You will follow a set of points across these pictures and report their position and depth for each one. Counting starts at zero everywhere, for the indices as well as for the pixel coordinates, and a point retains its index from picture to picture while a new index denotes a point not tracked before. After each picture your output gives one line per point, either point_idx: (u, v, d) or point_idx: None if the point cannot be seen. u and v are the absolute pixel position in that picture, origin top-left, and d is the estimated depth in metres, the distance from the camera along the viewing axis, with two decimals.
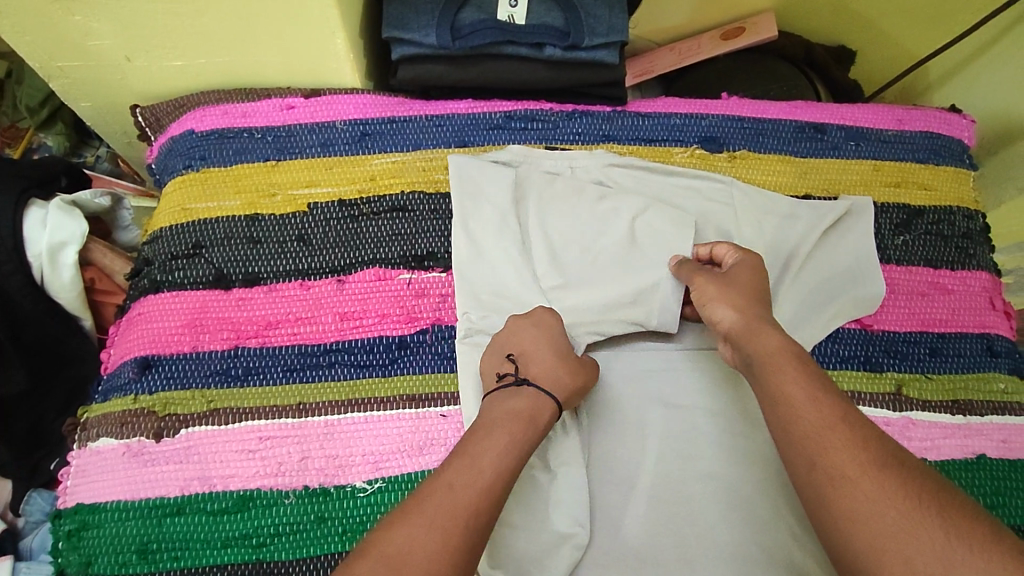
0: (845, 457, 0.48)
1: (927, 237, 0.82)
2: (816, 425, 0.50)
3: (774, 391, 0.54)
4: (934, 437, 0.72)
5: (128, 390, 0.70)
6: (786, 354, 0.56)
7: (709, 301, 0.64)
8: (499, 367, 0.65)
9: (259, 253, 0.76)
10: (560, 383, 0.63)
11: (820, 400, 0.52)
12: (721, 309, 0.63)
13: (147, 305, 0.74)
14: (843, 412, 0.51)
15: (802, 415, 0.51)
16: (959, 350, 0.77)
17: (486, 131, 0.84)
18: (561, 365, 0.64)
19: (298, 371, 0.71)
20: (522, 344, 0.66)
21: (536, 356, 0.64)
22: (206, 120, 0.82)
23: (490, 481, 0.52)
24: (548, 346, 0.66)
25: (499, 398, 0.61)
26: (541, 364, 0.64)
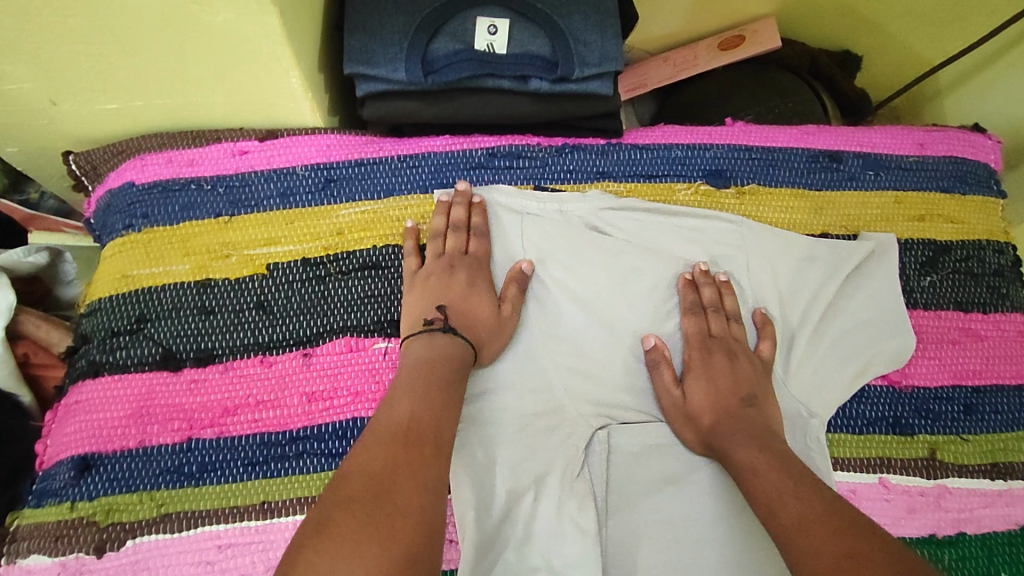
0: (816, 559, 0.47)
1: (956, 277, 0.75)
2: (792, 526, 0.51)
3: (758, 500, 0.55)
4: (974, 508, 0.66)
5: (64, 496, 0.61)
6: (764, 464, 0.57)
7: (681, 426, 0.65)
8: (425, 313, 0.64)
9: (213, 325, 0.67)
10: (482, 338, 0.64)
11: (793, 496, 0.53)
12: (695, 430, 0.64)
13: (85, 391, 0.65)
14: (823, 513, 0.51)
15: (779, 518, 0.52)
16: (996, 405, 0.70)
17: (468, 172, 0.75)
18: (487, 324, 0.65)
19: (261, 465, 0.62)
20: (451, 294, 0.66)
21: (466, 311, 0.65)
22: (148, 170, 0.72)
23: (441, 402, 0.56)
24: (482, 306, 0.66)
25: (420, 340, 0.62)
26: (470, 317, 0.65)
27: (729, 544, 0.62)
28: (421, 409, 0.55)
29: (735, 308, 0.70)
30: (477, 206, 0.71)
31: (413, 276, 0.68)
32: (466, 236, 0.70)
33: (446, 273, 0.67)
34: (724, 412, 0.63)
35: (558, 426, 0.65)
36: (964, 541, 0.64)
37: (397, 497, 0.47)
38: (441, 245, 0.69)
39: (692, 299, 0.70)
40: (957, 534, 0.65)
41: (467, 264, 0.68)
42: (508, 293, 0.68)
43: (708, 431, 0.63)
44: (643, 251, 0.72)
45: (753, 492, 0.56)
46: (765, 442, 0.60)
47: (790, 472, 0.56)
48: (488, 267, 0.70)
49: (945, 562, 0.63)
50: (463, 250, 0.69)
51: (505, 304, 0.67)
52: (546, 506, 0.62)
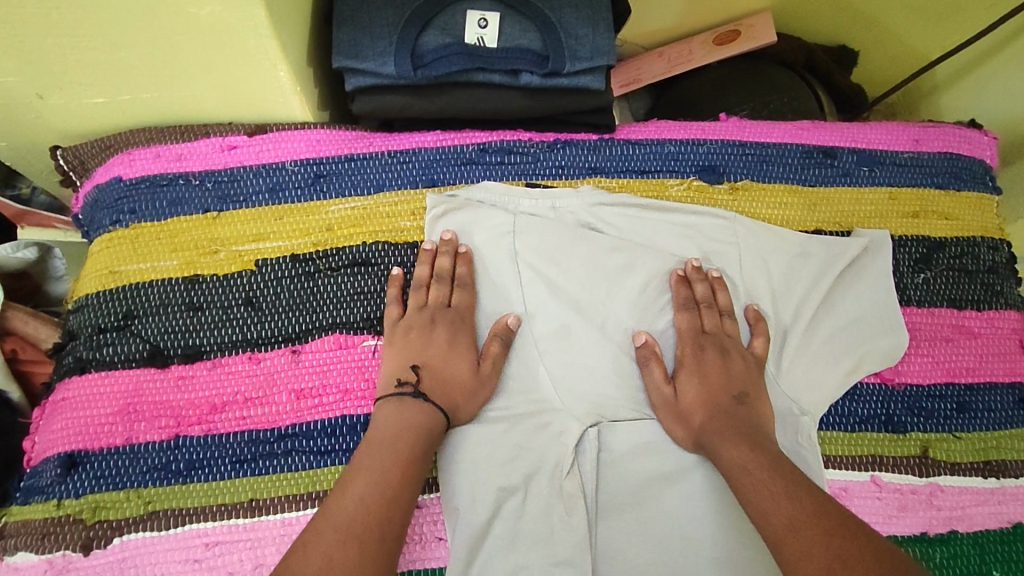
0: (808, 562, 0.47)
1: (949, 274, 0.74)
2: (782, 530, 0.50)
3: (748, 500, 0.55)
4: (966, 505, 0.66)
5: (50, 493, 0.61)
6: (755, 464, 0.57)
7: (673, 425, 0.64)
8: (402, 372, 0.63)
9: (201, 321, 0.66)
10: (458, 401, 0.63)
11: (783, 498, 0.53)
12: (686, 429, 0.64)
13: (72, 388, 0.64)
14: (814, 514, 0.50)
15: (769, 522, 0.52)
16: (989, 403, 0.70)
17: (459, 167, 0.74)
18: (464, 384, 0.64)
19: (249, 462, 0.62)
20: (429, 352, 0.64)
21: (444, 371, 0.64)
22: (136, 165, 0.72)
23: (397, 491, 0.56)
24: (459, 366, 0.64)
25: (389, 408, 0.61)
26: (447, 379, 0.64)
27: (720, 543, 0.61)
28: (372, 499, 0.54)
29: (728, 303, 0.70)
30: (461, 255, 0.69)
31: (392, 327, 0.66)
32: (449, 287, 0.68)
33: (426, 327, 0.65)
34: (713, 409, 0.63)
35: (548, 425, 0.65)
36: (956, 539, 0.64)
37: None
38: (423, 296, 0.67)
39: (685, 295, 0.70)
40: (949, 531, 0.64)
41: (448, 318, 0.67)
42: (490, 349, 0.66)
43: (699, 430, 0.63)
44: (635, 247, 0.72)
45: (744, 490, 0.56)
46: (756, 441, 0.59)
47: (780, 472, 0.55)
48: (472, 322, 0.68)
49: (937, 559, 0.63)
50: (444, 303, 0.68)
51: (485, 361, 0.65)
52: (536, 505, 0.62)
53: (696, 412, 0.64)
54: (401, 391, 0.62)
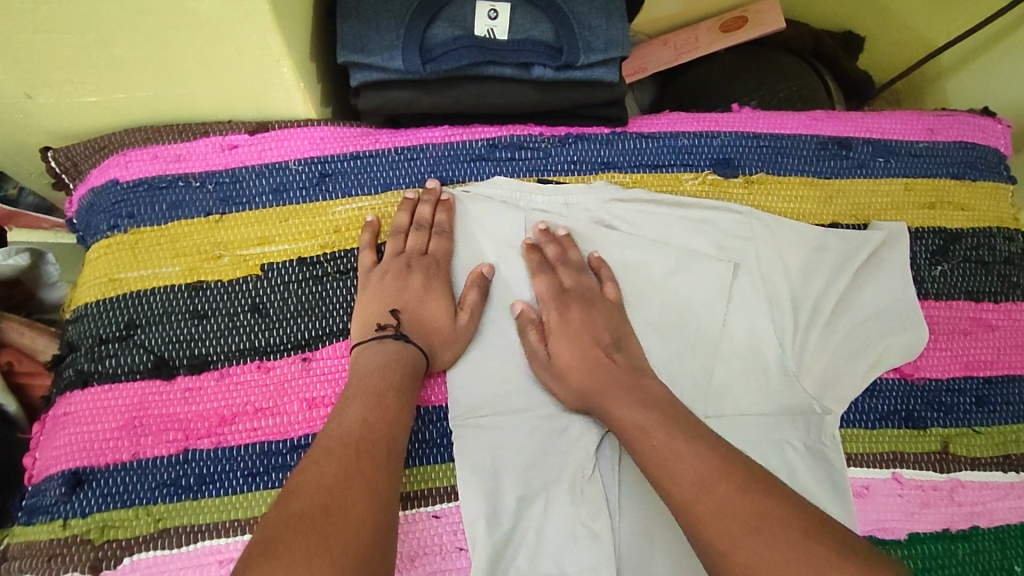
0: (723, 519, 0.49)
1: (967, 266, 0.73)
2: (690, 490, 0.51)
3: (645, 456, 0.55)
4: (987, 500, 0.65)
5: (55, 513, 0.58)
6: (649, 422, 0.56)
7: (557, 382, 0.63)
8: (379, 317, 0.63)
9: (207, 329, 0.64)
10: (434, 347, 0.63)
11: (690, 456, 0.53)
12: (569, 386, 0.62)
13: (74, 403, 0.62)
14: (719, 467, 0.51)
15: (673, 479, 0.52)
16: (1007, 396, 0.69)
17: (468, 164, 0.72)
18: (441, 333, 0.64)
19: (261, 475, 0.60)
20: (405, 296, 0.64)
21: (422, 316, 0.64)
22: (132, 167, 0.69)
23: (397, 416, 0.57)
24: (436, 308, 0.64)
25: (372, 345, 0.61)
26: (425, 324, 0.63)
27: None
28: (372, 417, 0.56)
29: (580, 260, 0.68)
30: (442, 203, 0.69)
31: (368, 273, 0.66)
32: (427, 234, 0.68)
33: (402, 273, 0.65)
34: (593, 362, 0.62)
35: (566, 427, 0.63)
36: (977, 534, 0.64)
37: (348, 514, 0.48)
38: (400, 243, 0.67)
39: (538, 258, 0.68)
40: (971, 527, 0.64)
41: (425, 265, 0.66)
42: (468, 298, 0.65)
43: (590, 392, 0.61)
44: (649, 243, 0.70)
45: (646, 450, 0.55)
46: (643, 396, 0.59)
47: (675, 427, 0.55)
48: (447, 268, 0.68)
49: (959, 555, 0.63)
50: (422, 250, 0.67)
51: (464, 311, 0.65)
52: (556, 509, 0.60)
53: (580, 372, 0.62)
54: (381, 333, 0.62)
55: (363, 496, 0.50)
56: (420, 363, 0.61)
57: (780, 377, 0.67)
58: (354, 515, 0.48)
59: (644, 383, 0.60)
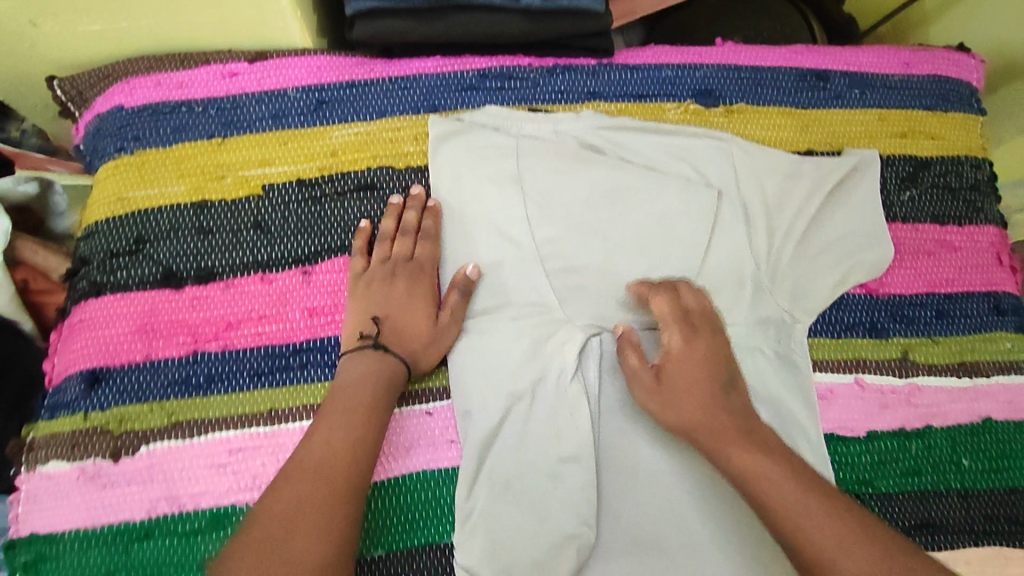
0: None
1: (934, 191, 0.77)
2: (822, 543, 0.50)
3: (770, 511, 0.52)
4: (940, 403, 0.71)
5: (76, 407, 0.63)
6: (770, 472, 0.54)
7: (662, 410, 0.60)
8: (362, 325, 0.64)
9: (213, 243, 0.68)
10: (416, 351, 0.64)
11: (823, 515, 0.51)
12: (677, 422, 0.59)
13: (89, 310, 0.66)
14: (854, 527, 0.50)
15: (805, 532, 0.50)
16: (966, 310, 0.74)
17: (459, 93, 0.75)
18: (423, 337, 0.65)
19: (266, 376, 0.65)
20: (391, 303, 0.65)
21: (403, 324, 0.65)
22: (136, 94, 0.72)
23: (363, 434, 0.57)
24: (418, 315, 0.65)
25: (349, 359, 0.62)
26: (407, 332, 0.64)
27: None
28: (336, 439, 0.56)
29: (581, 188, 0.72)
30: (427, 210, 0.70)
31: (357, 278, 0.67)
32: (412, 240, 0.69)
33: (386, 280, 0.66)
34: (711, 405, 0.58)
35: (554, 335, 0.67)
36: (930, 432, 0.70)
37: (296, 544, 0.49)
38: (387, 249, 0.68)
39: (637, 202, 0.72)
40: (924, 425, 0.70)
41: (409, 271, 0.67)
42: (449, 299, 0.67)
43: (696, 430, 0.58)
44: (637, 169, 0.73)
45: (767, 500, 0.53)
46: (758, 443, 0.56)
47: (806, 482, 0.53)
48: (433, 271, 0.69)
49: (912, 450, 0.69)
50: (407, 257, 0.68)
51: (443, 311, 0.66)
52: (541, 406, 0.65)
53: (697, 418, 0.58)
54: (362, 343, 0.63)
55: (315, 522, 0.50)
56: (397, 376, 0.62)
57: (752, 291, 0.71)
58: (297, 545, 0.49)
59: (758, 427, 0.58)
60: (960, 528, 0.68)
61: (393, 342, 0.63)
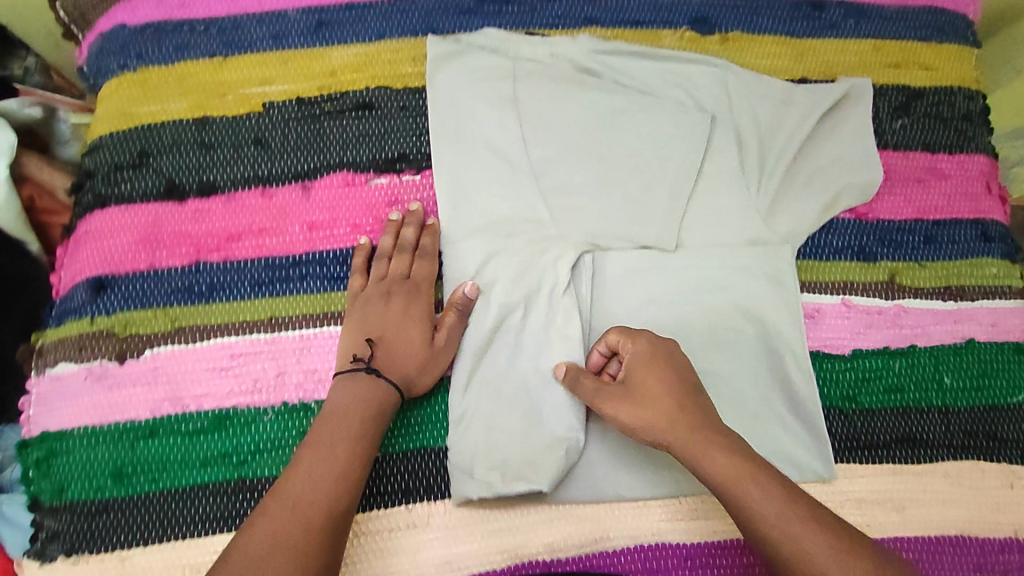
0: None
1: (926, 121, 0.78)
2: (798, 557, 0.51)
3: (766, 525, 0.53)
4: (925, 324, 0.72)
5: (83, 312, 0.65)
6: (744, 471, 0.56)
7: (630, 419, 0.60)
8: (356, 348, 0.64)
9: (214, 158, 0.69)
10: (411, 375, 0.63)
11: (797, 521, 0.53)
12: (649, 438, 0.60)
13: (94, 221, 0.67)
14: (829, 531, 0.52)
15: (781, 539, 0.52)
16: (954, 236, 0.75)
17: (457, 17, 0.76)
18: (418, 360, 0.63)
19: (266, 286, 0.66)
20: (386, 324, 0.64)
21: (396, 347, 0.64)
22: (138, 13, 0.73)
23: (346, 465, 0.56)
24: (413, 336, 0.64)
25: (341, 381, 0.62)
26: (401, 355, 0.63)
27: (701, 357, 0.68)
28: (318, 475, 0.55)
29: (577, 112, 0.73)
30: (426, 227, 0.68)
31: (354, 297, 0.66)
32: (409, 257, 0.67)
33: (381, 300, 0.65)
34: (684, 409, 0.59)
35: (548, 252, 0.68)
36: (914, 352, 0.71)
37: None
38: (383, 267, 0.67)
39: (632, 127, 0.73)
40: (909, 346, 0.72)
41: (405, 290, 0.66)
42: (446, 319, 0.65)
43: (673, 443, 0.58)
44: (632, 94, 0.74)
45: (751, 509, 0.54)
46: (730, 438, 0.58)
47: (799, 499, 0.54)
48: (431, 291, 0.67)
49: (895, 369, 0.71)
50: (403, 275, 0.67)
51: (441, 331, 0.65)
52: (534, 319, 0.67)
53: (665, 428, 0.59)
54: (356, 367, 0.62)
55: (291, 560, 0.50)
56: (390, 402, 0.61)
57: (743, 213, 0.72)
58: None
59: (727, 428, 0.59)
60: (940, 443, 0.70)
61: (387, 366, 0.62)
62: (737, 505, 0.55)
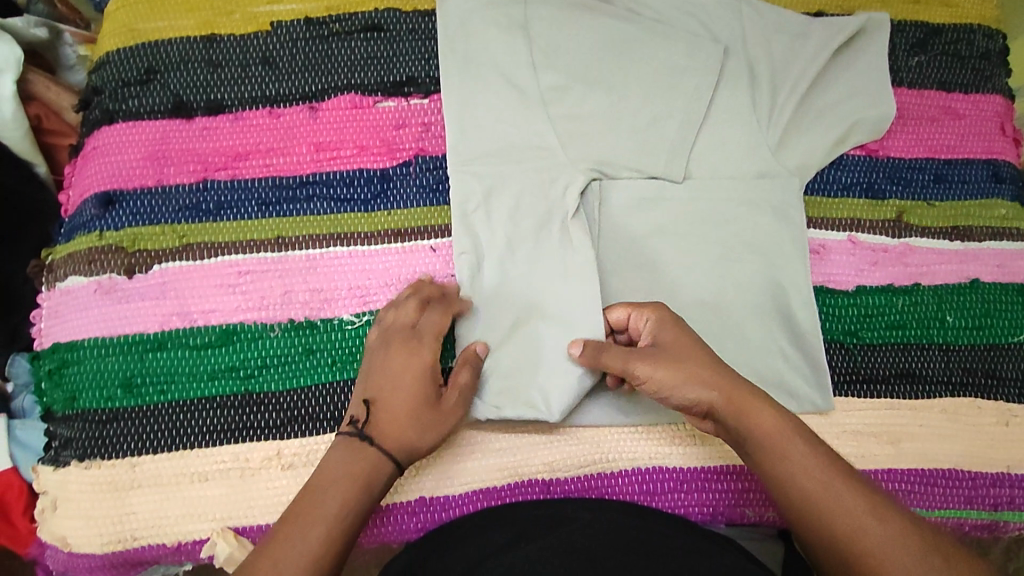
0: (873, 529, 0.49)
1: (942, 59, 0.77)
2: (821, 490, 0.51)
3: (792, 473, 0.52)
4: (930, 263, 0.72)
5: (92, 227, 0.66)
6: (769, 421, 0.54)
7: (672, 385, 0.56)
8: (355, 408, 0.59)
9: (222, 77, 0.69)
10: (410, 440, 0.57)
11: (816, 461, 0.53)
12: (688, 396, 0.56)
13: (102, 138, 0.68)
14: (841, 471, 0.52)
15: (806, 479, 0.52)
16: (964, 177, 0.75)
17: None
18: (421, 422, 0.58)
19: (274, 206, 0.67)
20: (387, 381, 0.59)
21: (395, 407, 0.58)
22: None
23: (324, 545, 0.51)
24: (416, 395, 0.58)
25: (335, 446, 0.57)
26: (401, 416, 0.57)
27: (706, 289, 0.68)
28: (290, 555, 0.50)
29: (589, 39, 0.72)
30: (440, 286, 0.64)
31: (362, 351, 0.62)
32: (418, 305, 0.62)
33: (383, 353, 0.60)
34: (716, 369, 0.56)
35: (557, 179, 0.68)
36: (918, 291, 0.72)
37: None
38: (390, 317, 0.62)
39: (644, 57, 0.72)
40: (913, 284, 0.72)
41: (408, 341, 0.60)
42: (458, 378, 0.61)
43: (716, 403, 0.56)
44: (645, 23, 0.73)
45: (786, 462, 0.53)
46: (757, 391, 0.56)
47: (819, 447, 0.53)
48: (436, 342, 0.61)
49: (898, 307, 0.71)
50: (409, 325, 0.61)
51: (449, 392, 0.60)
52: (542, 245, 0.67)
53: (705, 388, 0.56)
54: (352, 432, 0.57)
55: None
56: (383, 473, 0.56)
57: (754, 145, 0.71)
58: None
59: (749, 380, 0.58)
60: (940, 380, 0.70)
61: (386, 431, 0.57)
62: (768, 457, 0.54)
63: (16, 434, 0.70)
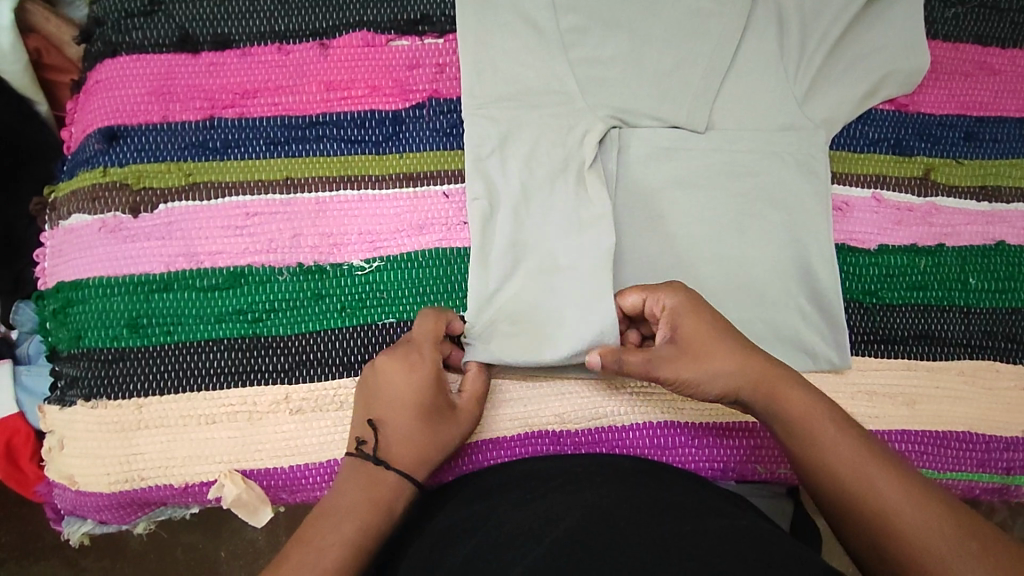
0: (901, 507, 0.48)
1: (980, 11, 0.73)
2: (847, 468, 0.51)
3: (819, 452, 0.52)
4: (956, 224, 0.70)
5: (96, 163, 0.64)
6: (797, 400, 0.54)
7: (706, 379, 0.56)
8: (360, 430, 0.57)
9: (228, 9, 0.66)
10: (425, 455, 0.56)
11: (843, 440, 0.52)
12: (716, 388, 0.56)
13: (105, 71, 0.65)
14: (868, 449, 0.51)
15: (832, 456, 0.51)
16: (996, 135, 0.72)
17: None
18: (429, 436, 0.57)
19: (282, 145, 0.65)
20: (388, 401, 0.57)
21: (399, 425, 0.56)
22: None
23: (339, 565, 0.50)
24: (421, 410, 0.57)
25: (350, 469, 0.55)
26: (410, 434, 0.56)
27: (725, 244, 0.67)
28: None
29: None
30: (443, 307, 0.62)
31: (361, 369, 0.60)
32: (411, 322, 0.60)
33: (380, 372, 0.58)
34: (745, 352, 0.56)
35: (575, 127, 0.66)
36: (941, 251, 0.70)
37: None
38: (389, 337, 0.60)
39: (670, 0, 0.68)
40: (937, 245, 0.70)
41: (404, 356, 0.58)
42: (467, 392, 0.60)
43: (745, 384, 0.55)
44: None
45: (814, 439, 0.52)
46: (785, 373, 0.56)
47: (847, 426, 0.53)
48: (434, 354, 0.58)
49: (921, 267, 0.69)
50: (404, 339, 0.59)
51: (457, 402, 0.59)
52: (558, 194, 0.65)
53: (735, 374, 0.55)
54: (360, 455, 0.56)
55: None
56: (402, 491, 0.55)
57: (781, 96, 0.68)
58: None
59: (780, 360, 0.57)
60: (959, 342, 0.69)
61: (392, 447, 0.56)
62: (796, 434, 0.53)
63: (22, 381, 0.69)
